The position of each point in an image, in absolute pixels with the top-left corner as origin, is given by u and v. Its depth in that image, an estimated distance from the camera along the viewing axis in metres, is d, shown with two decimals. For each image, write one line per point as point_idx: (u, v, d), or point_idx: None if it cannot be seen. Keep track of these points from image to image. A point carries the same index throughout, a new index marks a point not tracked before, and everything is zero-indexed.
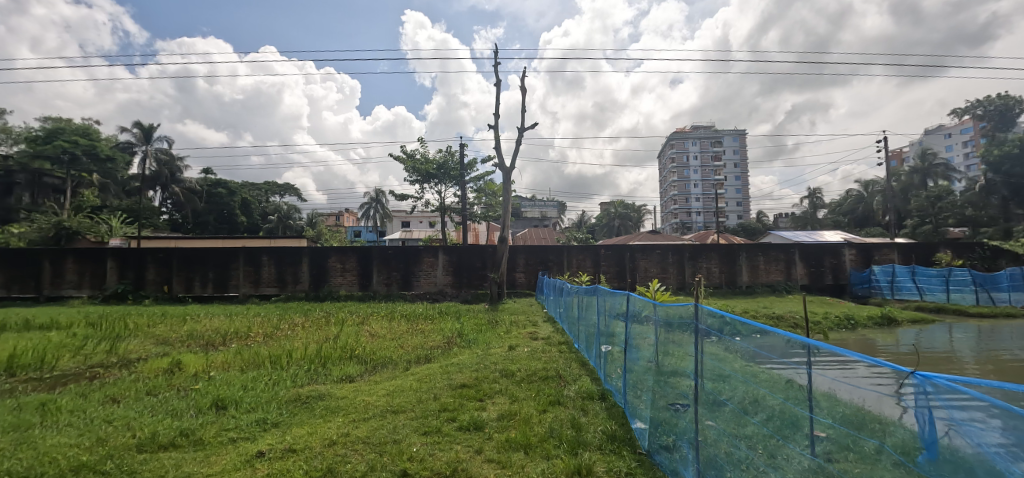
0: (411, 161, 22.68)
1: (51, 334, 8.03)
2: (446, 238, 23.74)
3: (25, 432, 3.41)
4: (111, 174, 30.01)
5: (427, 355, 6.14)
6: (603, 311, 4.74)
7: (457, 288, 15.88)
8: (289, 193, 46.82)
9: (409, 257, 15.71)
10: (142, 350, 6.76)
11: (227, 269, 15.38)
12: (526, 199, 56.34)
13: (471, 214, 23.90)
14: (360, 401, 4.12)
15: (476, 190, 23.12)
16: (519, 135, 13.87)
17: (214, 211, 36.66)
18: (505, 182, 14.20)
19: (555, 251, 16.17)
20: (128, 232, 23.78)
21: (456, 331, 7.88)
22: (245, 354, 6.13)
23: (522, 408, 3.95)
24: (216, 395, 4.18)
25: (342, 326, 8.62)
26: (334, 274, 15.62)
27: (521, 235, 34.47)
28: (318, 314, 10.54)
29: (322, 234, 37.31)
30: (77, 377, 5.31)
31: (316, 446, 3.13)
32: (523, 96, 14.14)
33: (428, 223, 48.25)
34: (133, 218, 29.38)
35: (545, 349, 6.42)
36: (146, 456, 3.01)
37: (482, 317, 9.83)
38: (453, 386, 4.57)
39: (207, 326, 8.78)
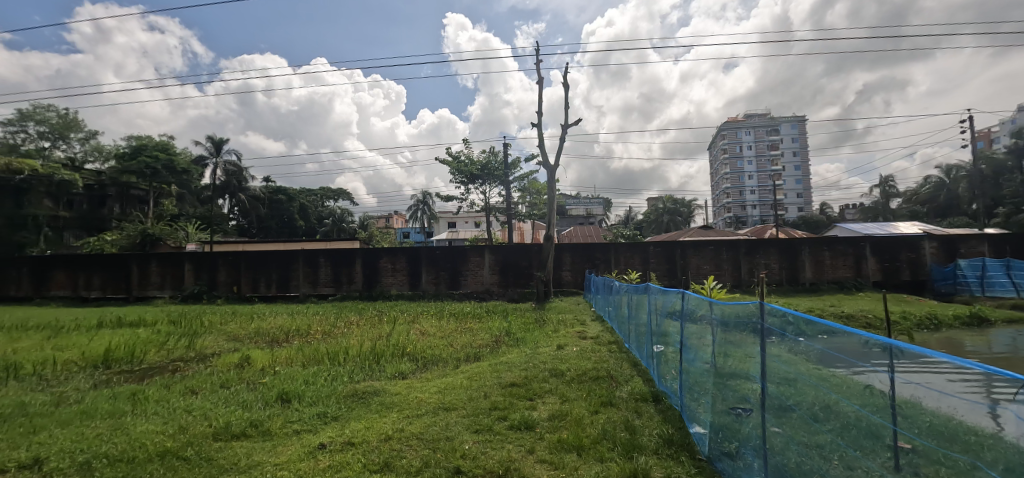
0: (456, 162, 23.23)
1: (138, 330, 8.91)
2: (491, 237, 24.02)
3: (120, 419, 3.80)
4: (187, 184, 33.20)
5: (475, 353, 6.22)
6: (654, 311, 4.58)
7: (504, 287, 15.95)
8: (342, 197, 49.20)
9: (457, 257, 16.00)
10: (215, 346, 7.32)
11: (288, 270, 16.36)
12: (570, 197, 55.85)
13: (515, 214, 24.06)
14: (413, 397, 4.23)
15: (521, 190, 23.34)
16: (563, 132, 13.67)
17: (276, 216, 39.70)
18: (549, 180, 14.05)
19: (602, 248, 15.89)
20: (203, 236, 25.90)
21: (506, 330, 7.94)
22: (306, 350, 6.48)
23: (573, 409, 3.90)
24: (281, 389, 4.45)
25: (394, 325, 8.92)
26: (385, 274, 16.17)
27: (567, 233, 34.17)
28: (372, 312, 11.01)
29: (373, 236, 38.89)
30: (162, 370, 5.86)
31: (373, 440, 3.25)
32: (566, 92, 13.94)
33: (473, 223, 48.96)
34: (206, 225, 32.76)
35: (595, 348, 6.34)
36: (221, 444, 3.25)
37: (529, 316, 9.85)
38: (502, 385, 4.57)
39: (272, 324, 9.46)
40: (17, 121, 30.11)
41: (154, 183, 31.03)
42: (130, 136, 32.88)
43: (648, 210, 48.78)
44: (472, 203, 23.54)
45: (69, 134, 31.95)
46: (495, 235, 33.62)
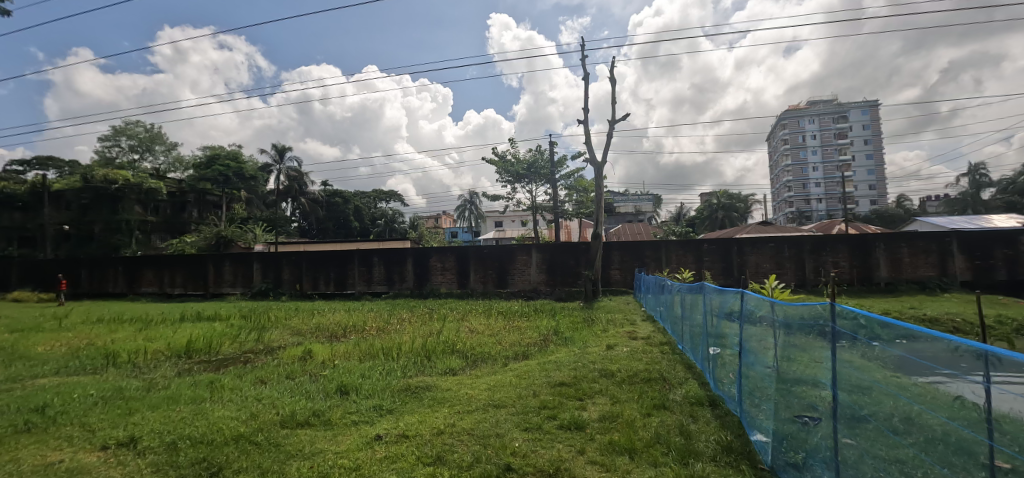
0: (502, 162, 23.47)
1: (215, 324, 9.76)
2: (538, 236, 24.06)
3: (201, 405, 4.17)
4: (254, 190, 35.93)
5: (524, 352, 6.24)
6: (710, 311, 4.37)
7: (551, 285, 15.88)
8: (394, 199, 51.13)
9: (504, 255, 16.14)
10: (281, 339, 7.88)
11: (345, 269, 17.24)
12: (618, 194, 54.60)
13: (562, 212, 23.91)
14: (464, 393, 4.32)
15: (567, 188, 23.19)
16: (610, 127, 13.34)
17: (333, 218, 41.99)
18: (596, 178, 13.81)
19: (652, 246, 15.46)
20: (269, 238, 27.88)
21: (554, 329, 7.92)
22: (363, 345, 6.80)
23: (624, 410, 3.81)
24: (340, 382, 4.70)
25: (444, 322, 9.16)
26: (435, 272, 16.62)
27: (616, 231, 33.46)
28: (423, 309, 11.37)
29: (422, 236, 40.14)
30: (236, 361, 6.38)
31: (426, 433, 3.35)
32: (613, 87, 13.62)
33: (520, 221, 49.13)
34: (271, 226, 35.32)
35: (646, 349, 6.16)
36: (288, 431, 3.47)
37: (577, 315, 9.74)
38: (552, 384, 4.55)
39: (331, 320, 10.04)
40: (112, 136, 33.95)
41: (226, 190, 33.90)
42: (205, 147, 36.05)
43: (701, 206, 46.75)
44: (518, 202, 23.73)
45: (154, 146, 35.54)
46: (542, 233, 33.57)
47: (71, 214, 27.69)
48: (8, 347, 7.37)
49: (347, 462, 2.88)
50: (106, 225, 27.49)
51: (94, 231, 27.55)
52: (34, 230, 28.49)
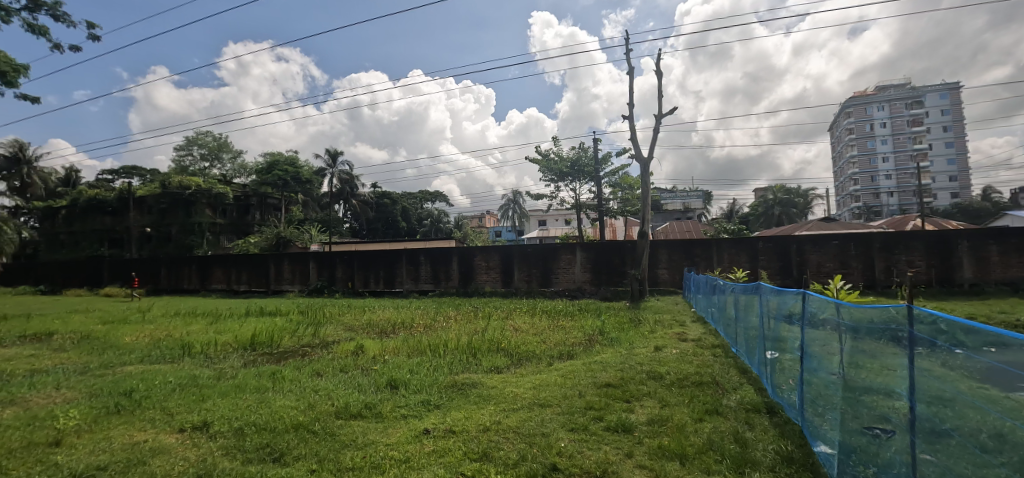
0: (545, 160, 23.45)
1: (276, 319, 10.46)
2: (582, 234, 23.81)
3: (264, 394, 4.48)
4: (310, 193, 38.10)
5: (569, 351, 6.19)
6: (767, 313, 4.13)
7: (595, 285, 15.63)
8: (439, 199, 52.47)
9: (548, 255, 16.08)
10: (335, 334, 8.30)
11: (393, 268, 17.87)
12: (665, 191, 52.89)
13: (607, 210, 23.50)
14: (509, 391, 4.35)
15: (612, 185, 22.81)
16: (656, 122, 12.94)
17: (382, 218, 43.70)
18: (642, 174, 13.45)
19: (702, 245, 14.87)
20: (323, 238, 29.45)
21: (599, 329, 7.81)
22: (411, 342, 7.03)
23: (674, 414, 3.68)
24: (390, 376, 4.88)
25: (489, 320, 9.28)
26: (480, 271, 16.88)
27: (663, 229, 32.45)
28: (468, 307, 11.57)
29: (467, 235, 40.91)
30: (294, 354, 6.79)
31: (472, 430, 3.41)
32: (659, 80, 13.18)
33: (563, 220, 48.75)
34: (325, 227, 37.32)
35: (696, 352, 5.92)
36: (342, 422, 3.65)
37: (623, 315, 9.55)
38: (598, 384, 4.49)
39: (381, 316, 10.46)
40: (186, 146, 37.19)
41: (285, 193, 36.21)
42: (266, 154, 38.66)
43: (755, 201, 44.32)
44: (562, 201, 23.62)
45: (222, 154, 38.53)
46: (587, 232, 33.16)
47: (151, 217, 30.68)
48: (103, 336, 8.27)
49: (397, 454, 2.98)
50: (182, 227, 30.21)
51: (171, 232, 30.40)
52: (121, 232, 31.77)
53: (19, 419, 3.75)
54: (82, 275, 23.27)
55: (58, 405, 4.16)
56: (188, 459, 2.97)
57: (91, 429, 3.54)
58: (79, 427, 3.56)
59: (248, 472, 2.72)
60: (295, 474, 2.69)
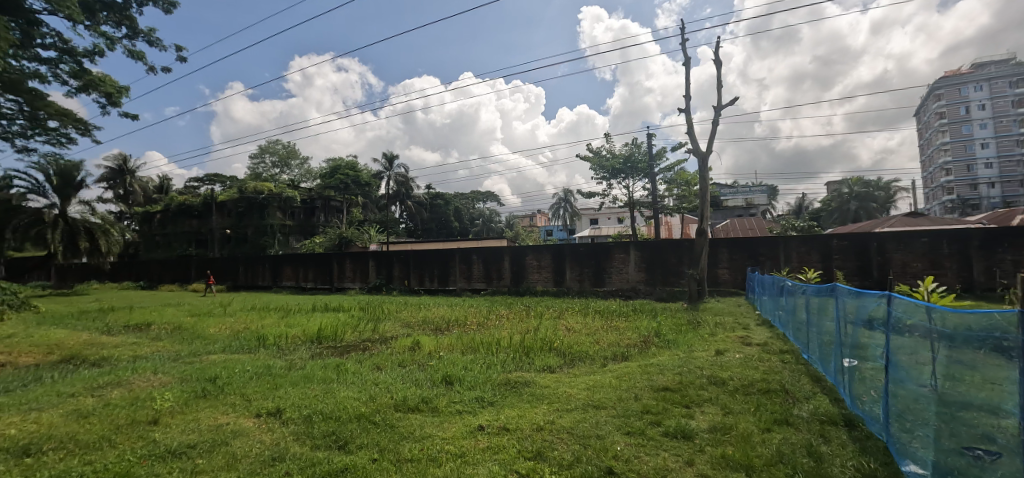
0: (597, 158, 23.10)
1: (340, 314, 11.12)
2: (636, 233, 23.27)
3: (330, 384, 4.77)
4: (369, 195, 40.15)
5: (623, 353, 6.05)
6: (844, 318, 3.80)
7: (649, 285, 15.10)
8: (491, 199, 53.42)
9: (601, 253, 15.76)
10: (393, 330, 8.69)
11: (447, 266, 18.38)
12: (725, 186, 50.31)
13: (662, 208, 22.71)
14: (563, 392, 4.33)
15: (667, 182, 22.25)
16: (716, 115, 12.31)
17: (436, 219, 45.12)
18: (701, 169, 12.86)
19: (767, 243, 14.01)
20: (381, 238, 30.89)
21: (655, 330, 7.57)
22: (465, 339, 7.19)
23: (738, 423, 3.48)
24: (445, 372, 5.02)
25: (541, 319, 9.29)
26: (531, 271, 16.93)
27: (723, 226, 30.90)
28: (520, 306, 11.65)
29: (519, 235, 41.46)
30: (356, 348, 7.17)
31: (526, 428, 3.42)
32: (718, 70, 12.51)
33: (615, 218, 47.68)
34: (383, 228, 39.18)
35: (762, 357, 5.57)
36: (402, 414, 3.80)
37: (681, 317, 9.18)
38: (655, 388, 4.35)
39: (437, 313, 10.81)
40: (259, 154, 40.50)
41: (346, 196, 38.45)
42: (329, 159, 41.21)
43: (827, 196, 40.90)
44: (614, 199, 23.23)
45: (290, 161, 41.49)
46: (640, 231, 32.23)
47: (230, 220, 33.75)
48: (192, 327, 9.19)
49: (453, 448, 3.05)
50: (257, 229, 32.99)
51: (248, 234, 33.29)
52: (205, 233, 35.17)
53: (126, 399, 4.25)
54: (174, 273, 25.96)
55: (156, 388, 4.67)
56: (264, 442, 3.23)
57: (184, 411, 3.94)
58: (173, 408, 3.98)
59: (317, 457, 2.90)
60: (358, 461, 2.84)
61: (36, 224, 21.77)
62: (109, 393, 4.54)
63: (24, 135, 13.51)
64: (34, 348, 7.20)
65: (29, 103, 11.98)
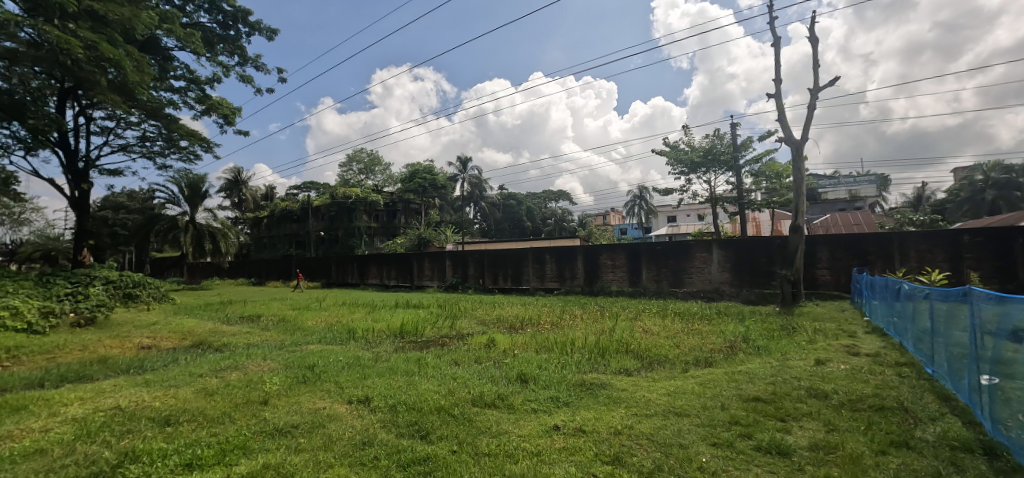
0: (674, 151, 22.26)
1: (421, 311, 11.76)
2: (718, 230, 21.94)
3: (412, 377, 5.07)
4: (444, 197, 42.00)
5: (707, 358, 5.72)
6: (979, 327, 3.25)
7: (736, 286, 13.89)
8: (562, 198, 53.34)
9: (680, 252, 14.91)
10: (469, 327, 9.00)
11: (521, 266, 18.70)
12: (824, 177, 45.52)
13: (748, 202, 21.14)
14: (641, 396, 4.20)
15: (753, 175, 20.59)
16: (812, 98, 11.16)
17: (509, 219, 46.08)
18: (794, 160, 11.73)
19: (878, 241, 12.45)
20: (456, 238, 32.16)
21: (742, 335, 7.04)
22: (539, 338, 7.24)
23: (844, 442, 3.13)
24: (520, 371, 5.10)
25: (616, 320, 9.07)
26: (605, 270, 16.59)
27: (821, 222, 27.96)
28: (594, 307, 11.46)
29: (592, 234, 41.16)
30: (435, 343, 7.55)
31: (603, 431, 3.36)
32: (814, 47, 11.31)
33: (696, 215, 45.10)
34: (458, 228, 40.81)
35: (873, 369, 4.94)
36: (478, 409, 3.93)
37: (772, 322, 8.42)
38: (744, 398, 4.06)
39: (511, 312, 11.02)
40: (348, 162, 44.20)
41: (425, 198, 40.66)
42: (409, 164, 43.73)
43: (955, 184, 35.24)
44: (694, 194, 22.16)
45: (374, 167, 44.74)
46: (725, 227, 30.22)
47: (323, 223, 37.24)
48: (293, 319, 10.25)
49: (530, 446, 3.09)
50: (347, 231, 36.08)
51: (338, 235, 36.52)
52: (302, 235, 39.10)
53: (242, 381, 4.87)
54: (277, 270, 29.11)
55: (265, 372, 5.29)
56: (355, 426, 3.50)
57: (290, 393, 4.43)
58: (279, 391, 4.48)
59: (400, 445, 3.09)
60: (439, 451, 2.98)
61: (174, 228, 25.84)
62: (228, 375, 5.22)
63: (163, 154, 15.98)
64: (172, 334, 8.49)
65: (167, 125, 14.16)
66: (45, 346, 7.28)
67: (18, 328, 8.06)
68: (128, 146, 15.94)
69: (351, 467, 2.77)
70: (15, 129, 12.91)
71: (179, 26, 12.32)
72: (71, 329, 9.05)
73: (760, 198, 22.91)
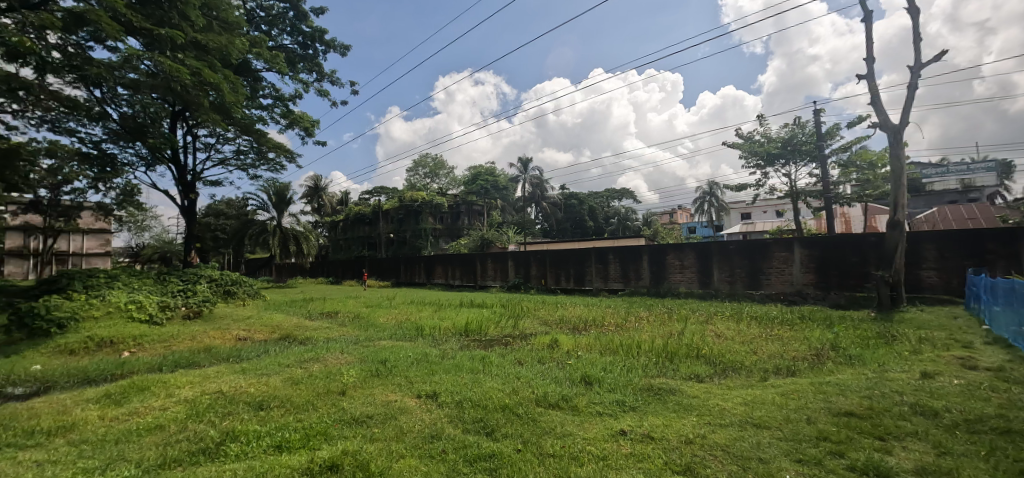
0: (748, 144, 21.03)
1: (486, 310, 12.10)
2: (801, 227, 20.39)
3: (477, 374, 5.22)
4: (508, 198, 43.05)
5: (789, 366, 5.31)
6: None
7: (822, 289, 12.58)
8: (626, 197, 52.34)
9: (756, 252, 13.90)
10: (532, 327, 9.10)
11: (583, 266, 18.70)
12: (930, 166, 40.35)
13: (835, 196, 19.31)
14: (714, 404, 4.00)
15: (842, 165, 18.78)
16: (912, 77, 9.95)
17: (571, 219, 45.91)
18: (892, 148, 10.53)
19: (1002, 237, 10.81)
20: (518, 239, 32.57)
21: (831, 343, 6.43)
22: (603, 340, 7.13)
23: (960, 468, 2.75)
24: (584, 373, 5.07)
25: (685, 323, 8.71)
26: (672, 271, 15.94)
27: (927, 216, 24.88)
28: (660, 309, 11.10)
29: (659, 234, 40.34)
30: (500, 342, 7.72)
31: (673, 439, 3.24)
32: (913, 20, 10.09)
33: (773, 211, 41.95)
34: (520, 229, 41.34)
35: (996, 386, 4.30)
36: (543, 410, 3.95)
37: (867, 328, 7.61)
38: (834, 412, 3.71)
39: (574, 312, 11.01)
40: (415, 166, 46.45)
41: (487, 200, 41.63)
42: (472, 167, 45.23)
43: None
44: (771, 189, 21.20)
45: (439, 171, 46.71)
46: (808, 224, 27.98)
47: (393, 225, 39.41)
48: (367, 316, 10.99)
49: (595, 450, 3.05)
50: (415, 232, 37.88)
51: (406, 236, 38.42)
52: (374, 236, 41.71)
53: (323, 372, 5.29)
54: (351, 270, 31.17)
55: (344, 365, 5.70)
56: (425, 420, 3.67)
57: (366, 385, 4.75)
58: (355, 383, 4.80)
59: (467, 441, 3.19)
60: (505, 449, 3.04)
61: (264, 232, 28.45)
62: (312, 366, 5.70)
63: (254, 165, 17.68)
64: (266, 328, 9.42)
65: (258, 139, 15.69)
66: (163, 335, 8.37)
67: (144, 319, 9.35)
68: (226, 160, 17.83)
69: (421, 459, 2.91)
70: (138, 148, 14.95)
71: (264, 48, 13.57)
72: (183, 321, 10.34)
73: (850, 191, 20.81)
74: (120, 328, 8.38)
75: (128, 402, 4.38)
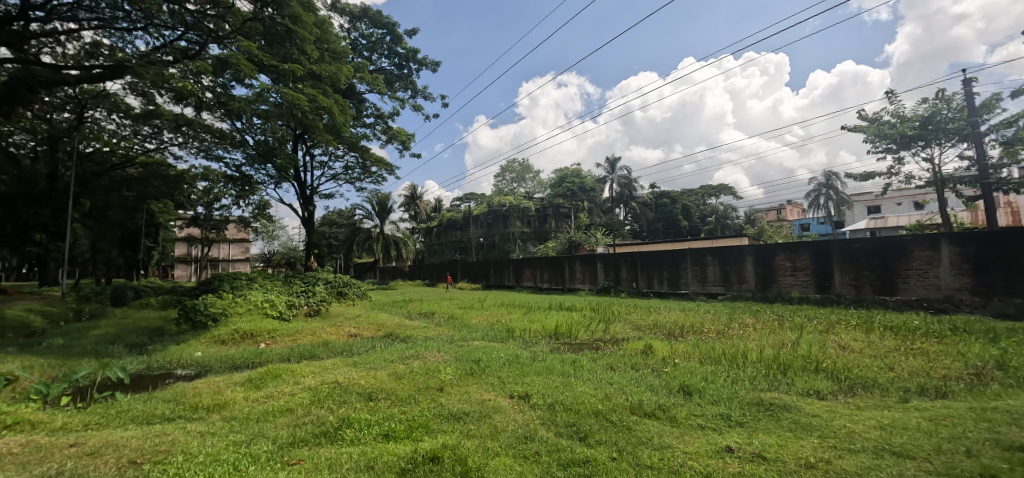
0: (874, 126, 18.37)
1: (574, 313, 12.09)
2: (946, 218, 17.24)
3: (569, 378, 5.23)
4: (594, 199, 42.47)
5: (937, 387, 4.54)
6: None
7: (981, 296, 10.43)
8: (725, 193, 48.54)
9: (889, 251, 12.06)
10: (624, 332, 8.87)
11: (678, 268, 17.81)
12: None
13: (999, 181, 15.96)
14: (839, 425, 3.57)
15: (1007, 144, 15.51)
16: None
17: (663, 218, 43.85)
18: None
19: None
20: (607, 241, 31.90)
21: (997, 362, 5.36)
22: (702, 347, 6.71)
23: None
24: (682, 382, 4.82)
25: (801, 332, 7.85)
26: (782, 273, 14.46)
27: None
28: (769, 315, 10.17)
29: (765, 233, 37.15)
30: (592, 346, 7.65)
31: (790, 462, 2.95)
32: None
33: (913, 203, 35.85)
34: (609, 231, 40.40)
35: None
36: (639, 418, 3.84)
37: None
38: (1004, 445, 3.09)
39: (668, 317, 10.52)
40: (502, 172, 47.86)
41: (574, 201, 41.38)
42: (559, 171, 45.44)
43: None
44: (907, 177, 18.23)
45: (525, 175, 47.64)
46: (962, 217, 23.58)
47: (482, 229, 40.94)
48: (460, 317, 11.63)
49: (698, 466, 2.89)
50: (504, 236, 38.96)
51: (495, 240, 39.68)
52: (465, 240, 43.85)
53: (423, 368, 5.68)
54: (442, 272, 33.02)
55: (441, 363, 6.08)
56: (518, 420, 3.78)
57: (462, 383, 5.01)
58: (452, 380, 5.09)
59: (561, 444, 3.22)
60: (599, 456, 3.01)
61: (369, 239, 31.37)
62: (413, 362, 6.16)
63: (359, 179, 19.51)
64: (372, 326, 10.38)
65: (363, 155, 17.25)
66: (289, 330, 9.63)
67: (275, 315, 10.86)
68: (336, 175, 19.95)
69: (516, 458, 3.00)
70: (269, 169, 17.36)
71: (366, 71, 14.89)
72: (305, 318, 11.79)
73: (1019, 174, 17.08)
74: (258, 323, 9.83)
75: (265, 386, 5.13)
